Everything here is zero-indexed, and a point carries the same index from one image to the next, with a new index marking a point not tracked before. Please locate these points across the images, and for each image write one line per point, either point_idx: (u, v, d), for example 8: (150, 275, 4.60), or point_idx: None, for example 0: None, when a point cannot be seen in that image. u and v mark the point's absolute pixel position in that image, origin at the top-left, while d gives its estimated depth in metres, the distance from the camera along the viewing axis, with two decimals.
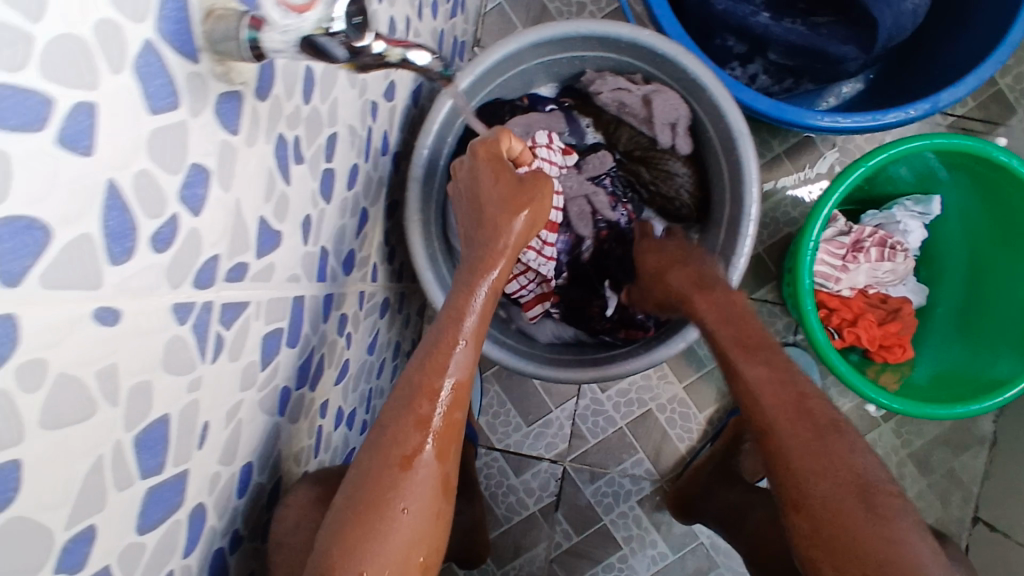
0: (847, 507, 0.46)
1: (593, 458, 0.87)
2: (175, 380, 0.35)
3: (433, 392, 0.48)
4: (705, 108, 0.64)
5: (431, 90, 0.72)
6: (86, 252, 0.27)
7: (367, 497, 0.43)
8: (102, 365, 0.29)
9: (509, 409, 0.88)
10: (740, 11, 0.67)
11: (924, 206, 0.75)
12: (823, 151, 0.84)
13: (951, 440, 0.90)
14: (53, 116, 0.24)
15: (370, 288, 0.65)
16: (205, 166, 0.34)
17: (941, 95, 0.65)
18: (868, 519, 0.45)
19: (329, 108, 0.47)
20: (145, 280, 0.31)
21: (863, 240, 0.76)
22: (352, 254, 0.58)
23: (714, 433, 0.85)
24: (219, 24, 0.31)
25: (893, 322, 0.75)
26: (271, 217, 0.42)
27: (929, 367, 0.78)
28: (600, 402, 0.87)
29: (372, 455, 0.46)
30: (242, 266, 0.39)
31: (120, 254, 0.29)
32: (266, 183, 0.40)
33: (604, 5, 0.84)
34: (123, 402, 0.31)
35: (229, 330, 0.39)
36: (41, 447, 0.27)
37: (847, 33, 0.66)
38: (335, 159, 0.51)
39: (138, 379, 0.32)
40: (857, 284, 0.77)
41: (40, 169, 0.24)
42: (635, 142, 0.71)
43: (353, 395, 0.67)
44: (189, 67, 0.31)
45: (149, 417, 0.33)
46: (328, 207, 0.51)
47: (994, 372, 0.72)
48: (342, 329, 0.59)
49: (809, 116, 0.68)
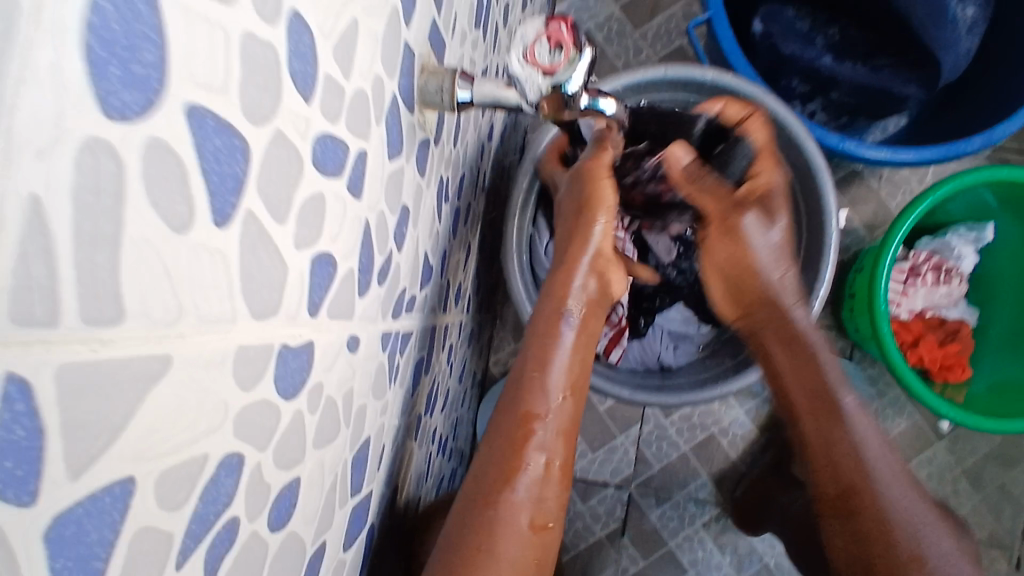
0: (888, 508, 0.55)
1: (658, 483, 0.89)
2: (376, 403, 0.37)
3: (528, 444, 0.49)
4: (782, 146, 0.68)
5: (512, 132, 0.76)
6: (349, 284, 0.30)
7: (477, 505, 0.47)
8: (346, 389, 0.31)
9: (575, 436, 0.90)
10: (808, 54, 0.74)
11: (977, 232, 0.80)
12: (869, 182, 0.89)
13: (1001, 456, 0.93)
14: (345, 167, 0.27)
15: (466, 318, 0.68)
16: (407, 207, 0.37)
17: (999, 129, 0.68)
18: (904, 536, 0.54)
19: (464, 149, 0.51)
20: (372, 310, 0.33)
21: (919, 265, 0.82)
22: (460, 286, 0.62)
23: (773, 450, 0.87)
24: (434, 81, 0.35)
25: (952, 342, 0.81)
26: (429, 251, 0.45)
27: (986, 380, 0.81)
28: (664, 426, 0.90)
29: (480, 482, 0.48)
30: (412, 299, 0.42)
31: (363, 287, 0.31)
32: (430, 219, 0.44)
33: (659, 50, 0.90)
34: (352, 424, 0.33)
35: (401, 358, 0.42)
36: (311, 465, 0.29)
37: (911, 74, 0.73)
38: (462, 197, 0.54)
39: (361, 402, 0.34)
40: (915, 307, 0.83)
41: (336, 214, 0.27)
42: None
43: (448, 423, 0.69)
44: (407, 116, 0.34)
45: (361, 439, 0.35)
46: (454, 241, 0.54)
47: None
48: (448, 358, 0.62)
49: (871, 152, 0.71)
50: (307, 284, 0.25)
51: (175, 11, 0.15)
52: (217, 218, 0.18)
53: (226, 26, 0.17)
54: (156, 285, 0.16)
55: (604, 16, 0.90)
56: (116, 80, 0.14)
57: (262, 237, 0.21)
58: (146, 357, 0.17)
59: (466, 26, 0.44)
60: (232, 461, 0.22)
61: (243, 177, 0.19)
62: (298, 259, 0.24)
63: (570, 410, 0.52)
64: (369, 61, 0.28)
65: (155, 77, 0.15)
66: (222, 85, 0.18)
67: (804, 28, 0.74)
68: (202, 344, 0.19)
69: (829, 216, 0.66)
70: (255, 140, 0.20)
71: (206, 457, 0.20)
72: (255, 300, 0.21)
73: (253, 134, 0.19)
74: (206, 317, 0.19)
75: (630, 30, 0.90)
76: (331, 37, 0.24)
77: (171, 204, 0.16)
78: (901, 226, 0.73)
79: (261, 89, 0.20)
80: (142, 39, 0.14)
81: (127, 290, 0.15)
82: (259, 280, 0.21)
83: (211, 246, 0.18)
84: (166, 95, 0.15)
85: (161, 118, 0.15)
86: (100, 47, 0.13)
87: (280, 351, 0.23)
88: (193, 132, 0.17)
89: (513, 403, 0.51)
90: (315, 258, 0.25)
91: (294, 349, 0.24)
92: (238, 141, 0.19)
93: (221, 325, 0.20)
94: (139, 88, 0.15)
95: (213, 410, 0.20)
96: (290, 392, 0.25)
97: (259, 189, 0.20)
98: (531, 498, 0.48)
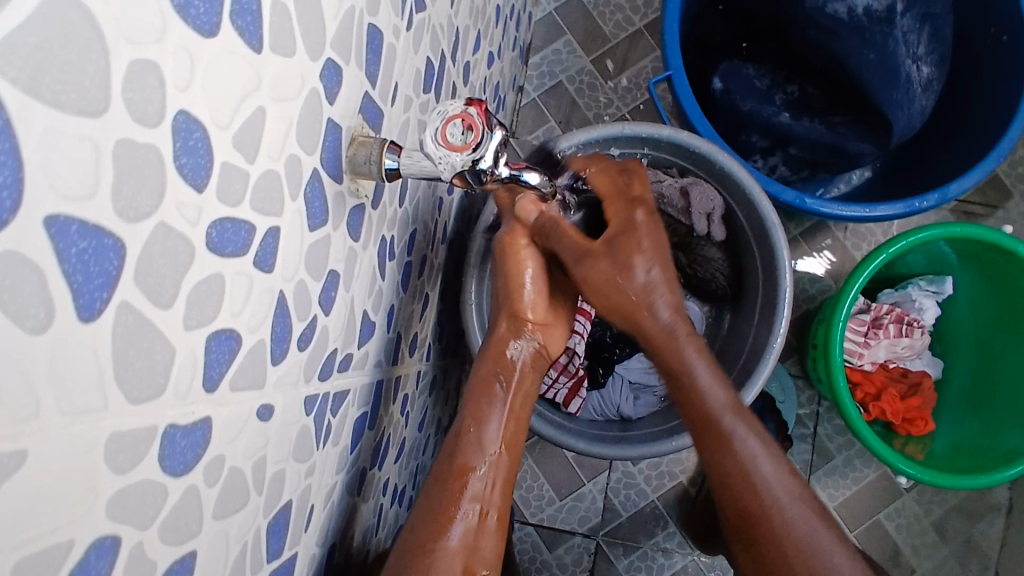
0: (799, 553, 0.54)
1: (625, 532, 0.89)
2: (298, 466, 0.37)
3: (459, 498, 0.53)
4: (738, 199, 0.70)
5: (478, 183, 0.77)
6: (259, 353, 0.30)
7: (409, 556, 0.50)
8: (256, 457, 0.31)
9: (542, 483, 0.90)
10: (765, 111, 0.77)
11: (936, 285, 0.82)
12: (836, 234, 0.90)
13: (969, 509, 0.92)
14: (252, 244, 0.28)
15: (425, 367, 0.68)
16: (336, 271, 0.38)
17: (953, 186, 0.70)
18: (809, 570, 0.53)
19: (414, 207, 0.52)
20: (291, 376, 0.34)
21: (881, 317, 0.82)
22: (416, 337, 0.62)
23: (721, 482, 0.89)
24: (361, 152, 0.36)
25: (914, 395, 0.81)
26: (370, 307, 0.46)
27: (945, 441, 0.82)
28: (632, 474, 0.89)
29: (418, 529, 0.52)
30: (346, 358, 0.42)
31: (278, 356, 0.32)
32: (369, 278, 0.44)
33: (629, 101, 0.92)
34: (265, 490, 0.33)
35: (333, 417, 0.42)
36: (210, 536, 0.29)
37: (864, 131, 0.75)
38: (414, 252, 0.55)
39: (277, 466, 0.34)
40: (878, 359, 0.83)
41: (240, 290, 0.27)
42: (673, 230, 0.78)
43: (405, 472, 0.69)
44: (334, 186, 0.35)
45: (279, 503, 0.35)
46: (405, 295, 0.55)
47: (1003, 445, 0.76)
48: (402, 409, 0.62)
49: (829, 207, 0.73)
50: (202, 362, 0.26)
51: (30, 130, 0.16)
52: (83, 316, 0.19)
53: (94, 135, 0.18)
54: (11, 387, 0.17)
55: (576, 68, 0.92)
56: None
57: (139, 324, 0.21)
58: (2, 456, 0.17)
59: (411, 92, 0.46)
60: (106, 542, 0.22)
61: (117, 272, 0.20)
62: (188, 340, 0.24)
63: (508, 461, 0.56)
64: (281, 143, 0.29)
65: (6, 192, 0.16)
66: (90, 190, 0.18)
67: (763, 86, 0.78)
68: (67, 437, 0.19)
69: (782, 265, 0.67)
70: (134, 236, 0.20)
71: (71, 542, 0.20)
72: (132, 387, 0.22)
73: (130, 230, 0.20)
74: (71, 411, 0.19)
75: (602, 83, 0.92)
76: (230, 127, 0.25)
77: (26, 311, 0.17)
78: (858, 278, 0.74)
79: (141, 187, 0.20)
80: None
81: None
82: (137, 366, 0.22)
83: (76, 343, 0.19)
84: (21, 208, 0.16)
85: (12, 232, 0.16)
86: None
87: (166, 430, 0.24)
88: (53, 240, 0.18)
89: (448, 461, 0.55)
90: (212, 336, 0.26)
91: (182, 427, 0.25)
92: (110, 240, 0.20)
93: (87, 417, 0.20)
94: None
95: (82, 495, 0.20)
96: (179, 468, 0.25)
97: (136, 279, 0.21)
98: (464, 545, 0.51)
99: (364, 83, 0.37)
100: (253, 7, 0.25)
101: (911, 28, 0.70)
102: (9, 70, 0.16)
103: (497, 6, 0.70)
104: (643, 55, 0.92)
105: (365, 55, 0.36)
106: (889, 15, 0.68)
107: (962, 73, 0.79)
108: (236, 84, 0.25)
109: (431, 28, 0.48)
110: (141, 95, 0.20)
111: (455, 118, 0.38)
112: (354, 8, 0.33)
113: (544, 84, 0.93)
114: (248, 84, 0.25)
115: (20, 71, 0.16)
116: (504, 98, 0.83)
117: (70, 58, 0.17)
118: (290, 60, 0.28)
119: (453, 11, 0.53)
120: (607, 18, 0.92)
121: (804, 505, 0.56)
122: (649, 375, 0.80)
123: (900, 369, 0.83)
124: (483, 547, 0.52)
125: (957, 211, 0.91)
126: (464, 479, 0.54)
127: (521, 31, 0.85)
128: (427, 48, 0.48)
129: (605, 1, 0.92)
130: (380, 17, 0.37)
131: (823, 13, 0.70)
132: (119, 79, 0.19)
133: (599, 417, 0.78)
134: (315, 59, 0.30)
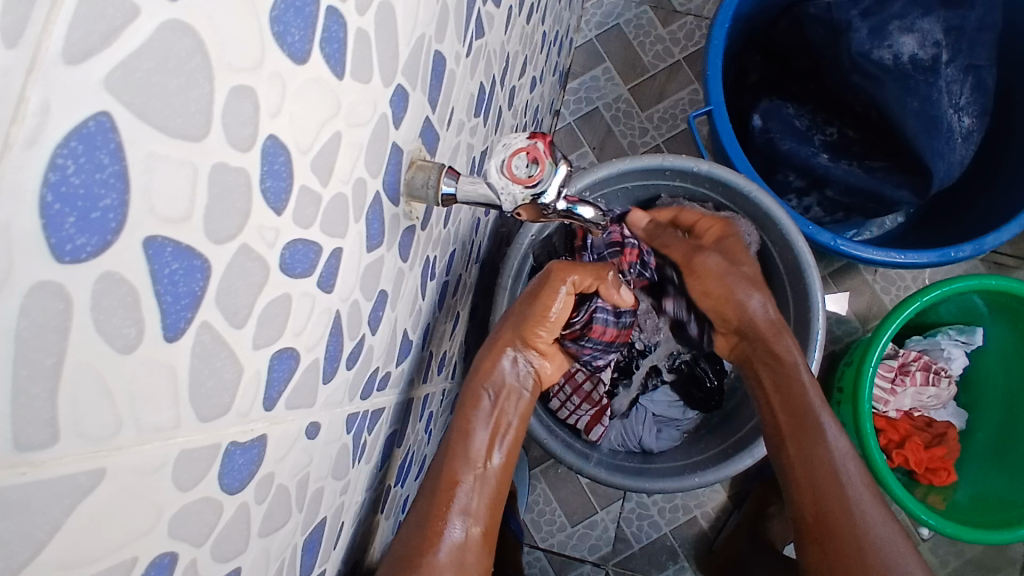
0: (863, 551, 0.49)
1: (636, 563, 0.88)
2: (334, 483, 0.37)
3: (450, 511, 0.51)
4: (773, 239, 0.69)
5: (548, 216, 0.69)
6: (312, 374, 0.30)
7: (403, 564, 0.47)
8: (299, 476, 0.31)
9: (554, 508, 0.89)
10: (803, 152, 0.75)
11: (967, 335, 0.81)
12: (866, 276, 0.90)
13: (987, 564, 0.90)
14: (316, 266, 0.28)
15: (450, 384, 0.68)
16: (385, 292, 0.38)
17: (988, 238, 0.70)
18: (880, 561, 0.49)
19: (454, 228, 0.52)
20: (337, 395, 0.34)
21: (908, 364, 0.82)
22: (444, 355, 0.62)
23: (739, 499, 0.88)
24: (419, 176, 0.36)
25: (938, 445, 0.81)
26: (410, 327, 0.45)
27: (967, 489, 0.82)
28: (646, 506, 0.88)
29: (410, 532, 0.50)
30: (385, 377, 0.42)
31: (328, 374, 0.32)
32: (411, 298, 0.44)
33: (664, 132, 0.92)
34: (305, 507, 0.33)
35: (369, 435, 0.41)
36: (253, 553, 0.28)
37: (902, 179, 0.73)
38: (451, 271, 0.56)
39: (316, 484, 0.34)
40: (903, 406, 0.83)
41: (303, 310, 0.27)
42: None
43: (424, 485, 0.67)
44: (391, 207, 0.35)
45: (314, 521, 0.35)
46: (439, 313, 0.55)
47: None
48: (426, 426, 0.61)
49: (864, 251, 0.72)
50: (264, 381, 0.26)
51: (137, 155, 0.16)
52: (168, 335, 0.19)
53: (194, 159, 0.18)
54: (95, 404, 0.17)
55: (614, 96, 0.93)
56: (68, 228, 0.15)
57: (215, 343, 0.22)
58: (77, 474, 0.17)
59: (464, 116, 0.46)
60: (162, 559, 0.22)
61: (201, 293, 0.20)
62: (255, 360, 0.24)
63: (502, 476, 0.54)
64: (351, 166, 0.29)
65: (113, 214, 0.16)
66: (186, 214, 0.19)
67: (802, 126, 0.77)
68: (140, 454, 0.19)
69: (816, 307, 0.66)
70: (219, 259, 0.21)
71: (134, 559, 0.20)
72: (203, 407, 0.22)
73: (215, 253, 0.20)
74: (145, 429, 0.19)
75: (637, 112, 0.93)
76: (310, 152, 0.25)
77: (118, 331, 0.17)
78: (889, 324, 0.74)
79: (228, 212, 0.21)
80: (103, 188, 0.15)
81: (64, 416, 0.16)
82: (209, 386, 0.22)
83: (157, 362, 0.19)
84: (124, 231, 0.16)
85: (112, 254, 0.16)
86: (55, 199, 0.14)
87: (227, 448, 0.24)
88: (149, 261, 0.18)
89: (436, 473, 0.53)
90: (275, 355, 0.26)
91: (242, 445, 0.25)
92: (199, 262, 0.20)
93: (161, 434, 0.20)
94: (93, 230, 0.16)
95: (146, 513, 0.20)
96: (233, 485, 0.25)
97: (218, 301, 0.21)
98: (452, 560, 0.49)
99: (426, 107, 0.37)
100: (340, 35, 0.25)
101: (954, 79, 0.70)
102: (124, 94, 0.16)
103: (543, 32, 0.71)
104: (680, 86, 0.93)
105: (428, 79, 0.36)
106: (932, 65, 0.69)
107: (1002, 125, 0.78)
108: (318, 110, 0.25)
109: (486, 54, 0.49)
110: (237, 122, 0.20)
111: (522, 151, 0.38)
112: (425, 35, 0.34)
113: (580, 109, 0.93)
114: (329, 110, 0.26)
115: (133, 95, 0.16)
116: (541, 121, 0.84)
117: (176, 84, 0.17)
118: (366, 86, 0.28)
119: (505, 37, 0.54)
120: (647, 49, 0.93)
121: (893, 531, 0.51)
122: (673, 408, 0.76)
123: (925, 419, 0.83)
124: (471, 562, 0.50)
125: (987, 262, 0.91)
126: (457, 486, 0.52)
127: (561, 57, 0.86)
128: (481, 73, 0.49)
129: (646, 32, 0.93)
130: (445, 44, 0.38)
131: (868, 58, 0.71)
132: (220, 104, 0.19)
133: (620, 448, 0.73)
134: (386, 85, 0.31)
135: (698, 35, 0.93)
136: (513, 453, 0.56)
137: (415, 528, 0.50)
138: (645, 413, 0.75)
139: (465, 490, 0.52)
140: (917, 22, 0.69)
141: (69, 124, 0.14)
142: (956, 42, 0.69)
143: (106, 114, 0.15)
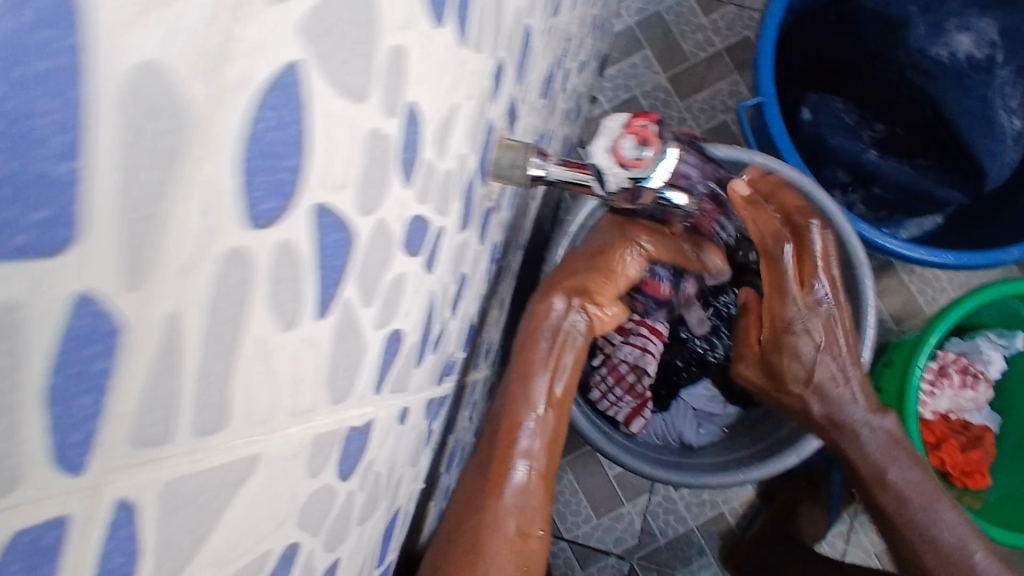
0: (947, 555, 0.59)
1: (661, 557, 0.87)
2: (410, 471, 0.35)
3: (512, 454, 0.50)
4: None
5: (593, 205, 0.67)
6: (408, 358, 0.29)
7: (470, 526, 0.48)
8: (389, 463, 0.30)
9: (580, 500, 0.88)
10: (853, 148, 0.74)
11: (1007, 338, 0.81)
12: (902, 275, 0.89)
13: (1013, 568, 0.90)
14: (425, 244, 0.26)
15: (490, 372, 0.67)
16: (465, 275, 0.36)
17: None
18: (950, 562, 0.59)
19: (513, 212, 0.51)
20: (422, 381, 0.33)
21: (946, 366, 0.82)
22: (489, 343, 0.61)
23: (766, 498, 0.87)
24: (508, 156, 0.35)
25: (974, 450, 0.81)
26: (475, 312, 0.44)
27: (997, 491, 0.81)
28: (673, 499, 0.88)
29: (472, 477, 0.50)
30: (454, 362, 0.41)
31: (420, 359, 0.31)
32: (479, 282, 0.43)
33: (702, 122, 0.91)
34: (389, 496, 0.32)
35: (436, 423, 0.40)
36: (350, 543, 0.27)
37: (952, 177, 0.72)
38: (506, 256, 0.54)
39: (399, 471, 0.33)
40: (940, 408, 0.82)
41: (411, 291, 0.26)
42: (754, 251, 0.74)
43: (462, 474, 0.66)
44: (480, 186, 0.34)
45: (393, 510, 0.34)
46: (493, 300, 0.53)
47: None
48: (469, 415, 0.60)
49: (913, 250, 0.71)
50: (377, 364, 0.24)
51: (318, 113, 0.15)
52: (320, 312, 0.18)
53: (356, 122, 0.17)
54: (258, 384, 0.15)
55: (652, 84, 0.91)
56: (261, 188, 0.13)
57: (351, 322, 0.20)
58: (236, 462, 0.15)
59: (535, 97, 0.45)
60: (290, 552, 0.20)
61: (346, 267, 0.19)
62: (374, 341, 0.23)
63: (557, 419, 0.53)
64: (460, 141, 0.28)
65: (296, 175, 0.15)
66: (346, 181, 0.17)
67: (851, 122, 0.76)
68: (285, 439, 0.18)
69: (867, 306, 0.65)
70: (363, 231, 0.19)
71: (268, 553, 0.18)
72: (334, 390, 0.20)
73: (360, 224, 0.19)
74: (293, 412, 0.18)
75: (676, 101, 0.91)
76: (436, 122, 0.23)
77: (284, 304, 0.16)
78: (936, 325, 0.73)
79: (374, 182, 0.19)
80: (291, 145, 0.14)
81: (234, 398, 0.14)
82: (341, 368, 0.21)
83: (309, 340, 0.17)
84: (301, 196, 0.15)
85: (290, 220, 0.15)
86: (256, 153, 0.13)
87: (347, 434, 0.23)
88: (316, 230, 0.16)
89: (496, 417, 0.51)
90: (387, 338, 0.25)
91: (356, 431, 0.24)
92: (349, 234, 0.18)
93: (301, 418, 0.18)
94: (278, 192, 0.14)
95: (284, 503, 0.19)
96: (345, 470, 0.24)
97: (358, 276, 0.20)
98: (517, 504, 0.49)
99: (514, 84, 0.36)
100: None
101: (1008, 81, 0.69)
102: (316, 43, 0.14)
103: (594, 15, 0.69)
104: (719, 76, 0.91)
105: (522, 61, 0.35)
106: (988, 65, 0.68)
107: None
108: (445, 78, 0.23)
109: (557, 33, 0.47)
110: (390, 85, 0.19)
111: (632, 134, 0.40)
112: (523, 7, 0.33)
113: (618, 96, 0.91)
114: (453, 79, 0.24)
115: (322, 44, 0.14)
116: (582, 107, 0.82)
117: (350, 38, 0.16)
118: (480, 56, 0.27)
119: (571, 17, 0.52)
120: (687, 37, 0.92)
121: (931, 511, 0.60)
122: (712, 402, 0.74)
123: (961, 421, 0.82)
124: (535, 505, 0.49)
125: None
126: (519, 433, 0.50)
127: (603, 42, 0.84)
128: (551, 53, 0.47)
129: (687, 20, 0.92)
130: (534, 18, 0.36)
131: (924, 55, 0.70)
132: (381, 64, 0.18)
133: (658, 441, 0.72)
134: (493, 56, 0.29)
135: (740, 25, 0.91)
136: (567, 395, 0.54)
137: (480, 477, 0.50)
138: (685, 407, 0.73)
139: (527, 433, 0.50)
140: (973, 22, 0.69)
141: (275, 71, 0.13)
142: (1013, 45, 0.69)
143: (303, 63, 0.14)
